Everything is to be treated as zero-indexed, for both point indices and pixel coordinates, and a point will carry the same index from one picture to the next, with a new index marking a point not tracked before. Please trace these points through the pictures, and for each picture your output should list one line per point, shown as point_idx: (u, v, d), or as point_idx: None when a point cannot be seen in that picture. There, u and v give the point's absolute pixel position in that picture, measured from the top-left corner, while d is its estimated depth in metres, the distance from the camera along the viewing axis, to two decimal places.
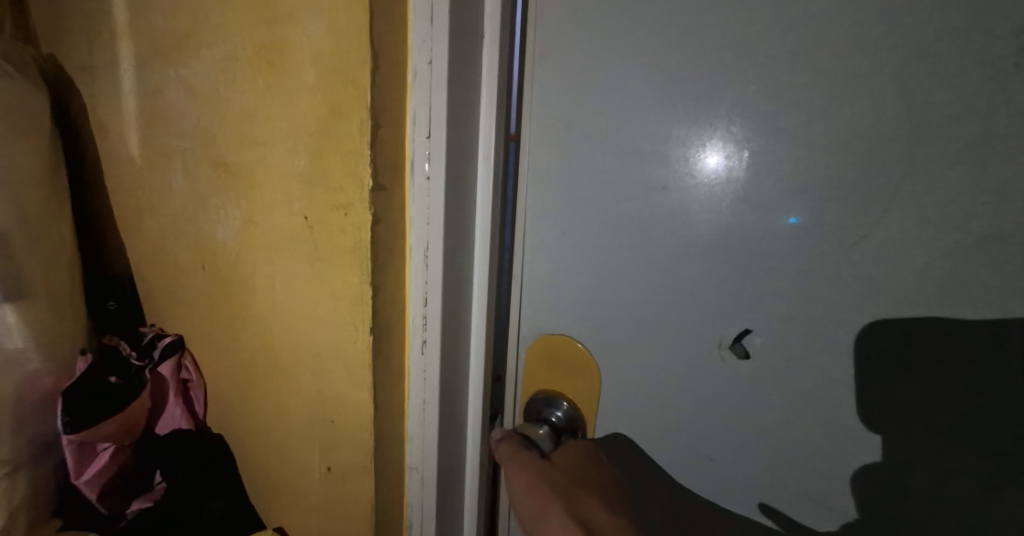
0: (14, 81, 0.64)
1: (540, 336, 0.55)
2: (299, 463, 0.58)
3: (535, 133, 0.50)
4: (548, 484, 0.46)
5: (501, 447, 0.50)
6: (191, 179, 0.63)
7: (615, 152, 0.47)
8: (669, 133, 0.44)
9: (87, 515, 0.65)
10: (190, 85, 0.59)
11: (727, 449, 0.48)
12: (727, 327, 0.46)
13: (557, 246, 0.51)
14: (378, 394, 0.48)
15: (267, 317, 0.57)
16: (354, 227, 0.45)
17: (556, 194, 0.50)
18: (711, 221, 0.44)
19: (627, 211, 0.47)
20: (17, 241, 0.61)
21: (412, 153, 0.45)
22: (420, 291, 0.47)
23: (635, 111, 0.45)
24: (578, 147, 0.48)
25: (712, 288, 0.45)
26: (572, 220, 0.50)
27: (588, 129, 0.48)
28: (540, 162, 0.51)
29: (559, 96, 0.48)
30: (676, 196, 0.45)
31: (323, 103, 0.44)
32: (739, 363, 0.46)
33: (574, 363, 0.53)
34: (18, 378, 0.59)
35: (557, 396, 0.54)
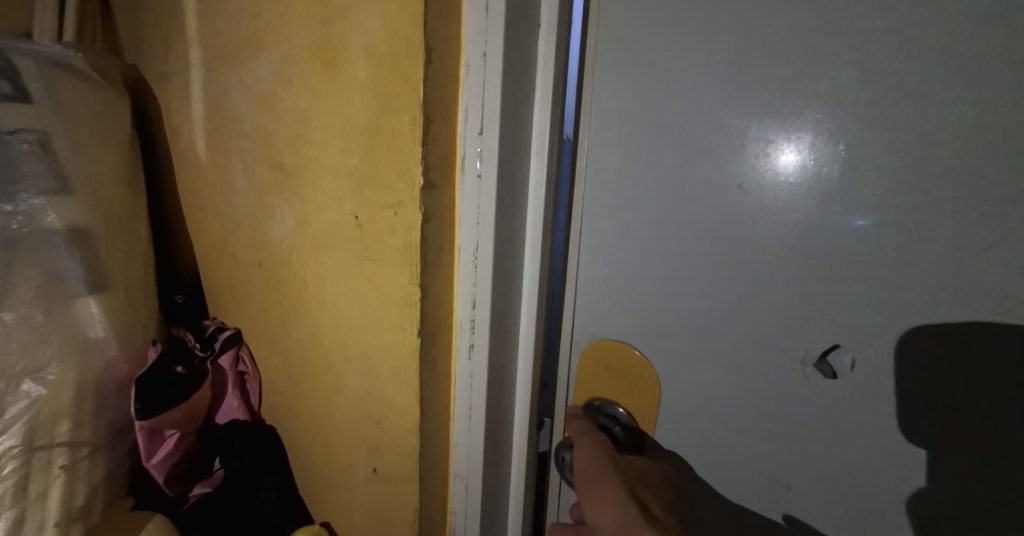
0: (99, 89, 0.69)
1: (593, 342, 0.52)
2: (346, 461, 0.58)
3: (595, 127, 0.47)
4: (613, 466, 0.43)
5: (573, 423, 0.49)
6: (251, 178, 0.65)
7: (683, 148, 0.43)
8: (744, 126, 0.40)
9: (154, 496, 0.68)
10: (252, 87, 0.60)
11: (804, 478, 0.43)
12: (809, 341, 0.40)
13: (615, 248, 0.48)
14: (424, 397, 0.47)
15: (319, 314, 0.57)
16: (403, 227, 0.44)
17: (616, 193, 0.47)
18: (792, 222, 0.40)
19: (695, 210, 0.43)
20: (100, 237, 0.65)
21: (463, 150, 0.43)
22: (468, 293, 0.46)
23: (706, 102, 0.41)
24: (641, 143, 0.45)
25: (790, 297, 0.41)
26: (633, 220, 0.47)
27: (653, 123, 0.44)
28: (599, 159, 0.48)
29: (622, 88, 0.45)
30: (752, 196, 0.41)
31: (376, 100, 0.44)
32: (822, 383, 0.41)
33: (630, 372, 0.50)
34: (100, 364, 0.62)
35: (612, 405, 0.51)
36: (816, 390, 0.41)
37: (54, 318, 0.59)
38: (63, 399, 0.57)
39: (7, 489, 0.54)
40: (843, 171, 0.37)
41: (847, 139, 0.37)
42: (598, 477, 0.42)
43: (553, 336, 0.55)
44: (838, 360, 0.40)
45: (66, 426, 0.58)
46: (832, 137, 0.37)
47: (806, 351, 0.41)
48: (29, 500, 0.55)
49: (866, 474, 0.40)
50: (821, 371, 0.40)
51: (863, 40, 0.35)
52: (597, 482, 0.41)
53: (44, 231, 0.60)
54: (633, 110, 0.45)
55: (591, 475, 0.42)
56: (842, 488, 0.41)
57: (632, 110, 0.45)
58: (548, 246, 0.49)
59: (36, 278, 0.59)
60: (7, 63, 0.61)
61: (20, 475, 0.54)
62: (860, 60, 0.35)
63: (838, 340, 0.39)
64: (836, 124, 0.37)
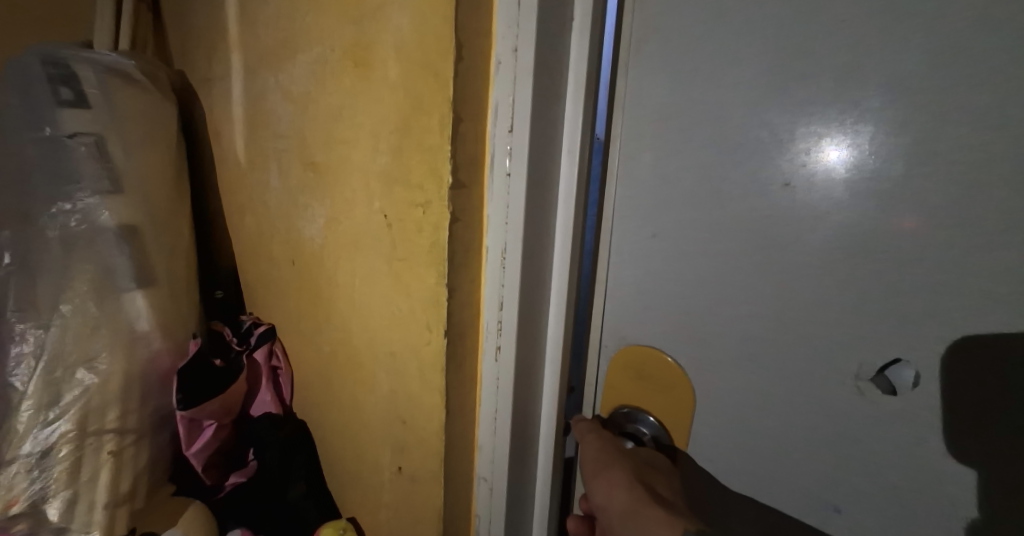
0: (148, 93, 0.72)
1: (622, 347, 0.50)
2: (373, 458, 0.58)
3: (628, 124, 0.46)
4: (623, 453, 0.45)
5: (579, 423, 0.50)
6: (285, 178, 0.66)
7: (723, 145, 0.41)
8: (792, 121, 0.38)
9: (193, 484, 0.70)
10: (287, 90, 0.62)
11: (852, 499, 0.40)
12: (862, 353, 0.38)
13: (648, 249, 0.46)
14: (450, 399, 0.47)
15: (348, 312, 0.58)
16: (431, 226, 0.44)
17: (650, 192, 0.45)
18: (843, 224, 0.37)
19: (735, 211, 0.41)
20: (148, 234, 0.67)
21: (492, 149, 0.43)
22: (495, 294, 0.45)
23: (749, 96, 0.39)
24: (678, 140, 0.43)
25: (839, 305, 0.38)
26: (667, 221, 0.45)
27: (690, 119, 0.42)
28: (632, 157, 0.46)
29: (658, 82, 0.43)
30: (799, 195, 0.38)
31: (406, 98, 0.44)
32: (876, 399, 0.38)
33: (663, 378, 0.48)
34: (145, 356, 0.63)
35: (642, 413, 0.49)
36: (869, 406, 0.38)
37: (105, 311, 0.61)
38: (111, 389, 0.60)
39: (62, 471, 0.56)
40: (902, 169, 0.34)
41: (908, 134, 0.34)
42: (607, 464, 0.43)
43: (582, 340, 0.54)
44: (896, 373, 0.37)
45: (114, 414, 0.59)
46: (890, 132, 0.34)
47: (858, 364, 0.38)
48: (81, 483, 0.57)
49: (924, 499, 0.37)
50: (876, 385, 0.37)
51: (928, 26, 0.32)
52: (605, 467, 0.43)
53: (98, 228, 0.62)
54: (669, 106, 0.43)
55: (600, 461, 0.44)
56: (895, 511, 0.38)
57: (668, 106, 0.43)
58: (577, 248, 0.48)
59: (90, 273, 0.61)
60: (69, 71, 0.66)
61: (74, 459, 0.57)
62: (926, 47, 0.33)
63: (896, 353, 0.36)
64: (896, 118, 0.34)
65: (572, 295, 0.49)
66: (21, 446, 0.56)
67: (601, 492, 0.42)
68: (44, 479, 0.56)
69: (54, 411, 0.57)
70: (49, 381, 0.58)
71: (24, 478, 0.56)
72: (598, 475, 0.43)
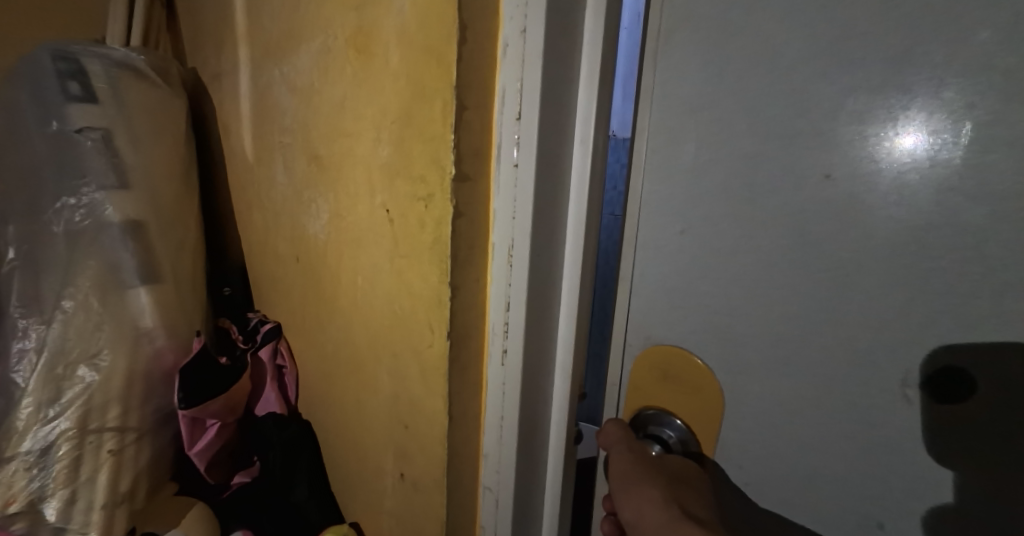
0: (157, 87, 0.71)
1: (647, 346, 0.46)
2: (376, 463, 0.56)
3: (658, 114, 0.41)
4: (655, 469, 0.41)
5: (608, 428, 0.46)
6: (290, 173, 0.64)
7: (758, 134, 0.37)
8: (838, 105, 0.34)
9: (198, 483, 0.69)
10: (292, 82, 0.60)
11: (904, 520, 0.36)
12: (916, 356, 0.34)
13: (674, 248, 0.43)
14: (453, 405, 0.44)
15: (351, 312, 0.56)
16: (434, 221, 0.41)
17: (680, 186, 0.41)
18: (889, 218, 0.33)
19: (769, 206, 0.37)
20: (153, 230, 0.65)
21: (499, 138, 0.40)
22: (502, 294, 0.43)
23: (780, 79, 0.35)
24: (708, 130, 0.39)
25: (887, 303, 0.34)
26: (698, 216, 0.41)
27: (724, 104, 0.38)
28: (666, 147, 0.41)
29: (689, 65, 0.39)
30: (842, 188, 0.34)
31: (408, 85, 0.41)
32: (935, 408, 0.34)
33: (689, 381, 0.44)
34: (148, 353, 0.62)
35: (669, 415, 0.46)
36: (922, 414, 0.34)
37: (109, 309, 0.60)
38: (113, 386, 0.58)
39: (61, 469, 0.55)
40: (968, 153, 0.30)
41: (966, 113, 0.30)
42: (635, 476, 0.40)
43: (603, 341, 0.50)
44: (956, 380, 0.33)
45: (115, 411, 0.59)
46: (945, 113, 0.31)
47: (908, 369, 0.34)
48: (79, 482, 0.56)
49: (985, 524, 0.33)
50: (927, 395, 0.34)
51: None
52: (633, 479, 0.40)
53: (102, 223, 0.61)
54: (704, 94, 0.39)
55: (628, 475, 0.41)
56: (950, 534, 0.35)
57: (701, 93, 0.39)
58: (592, 244, 0.45)
59: (94, 269, 0.60)
60: (77, 66, 0.64)
61: (73, 457, 0.56)
62: (997, 21, 0.28)
63: (955, 360, 0.32)
64: (955, 97, 0.30)
65: (587, 295, 0.46)
66: (21, 443, 0.56)
67: (631, 506, 0.39)
68: (43, 477, 0.55)
69: (55, 408, 0.56)
70: (50, 377, 0.57)
71: (24, 475, 0.55)
72: (627, 488, 0.40)
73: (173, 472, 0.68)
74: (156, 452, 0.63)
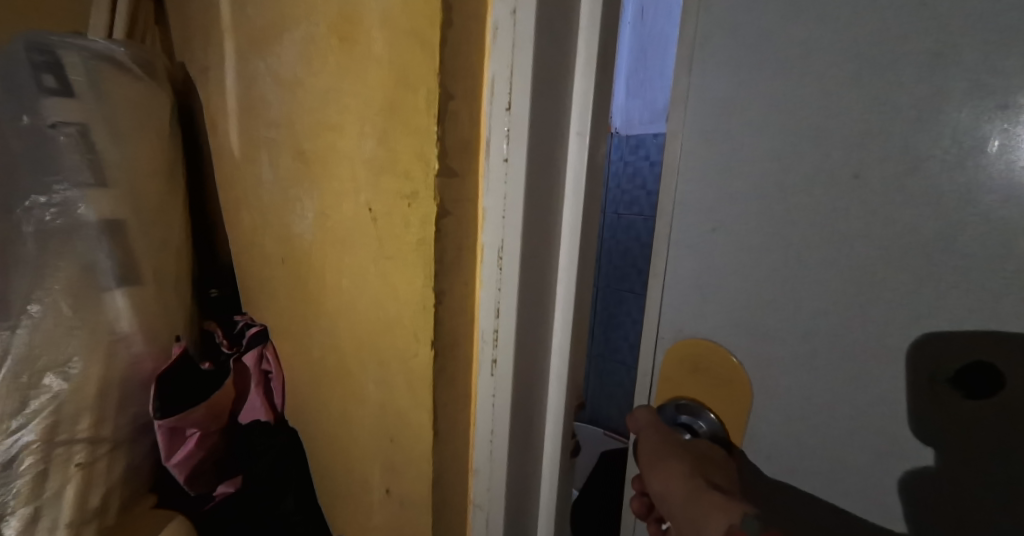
0: (139, 81, 0.68)
1: (678, 341, 0.40)
2: (361, 477, 0.53)
3: (694, 116, 0.36)
4: (686, 449, 0.38)
5: (639, 415, 0.41)
6: (276, 170, 0.61)
7: (803, 122, 0.32)
8: (876, 91, 0.29)
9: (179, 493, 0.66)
10: (276, 74, 0.57)
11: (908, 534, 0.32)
12: (945, 353, 0.29)
13: (711, 250, 0.37)
14: (440, 419, 0.41)
15: (337, 317, 0.53)
16: (418, 220, 0.38)
17: (715, 183, 0.36)
18: (923, 218, 0.29)
19: (801, 206, 0.33)
20: (133, 229, 0.62)
21: (490, 131, 0.37)
22: (492, 299, 0.40)
23: (809, 69, 0.31)
24: (748, 120, 0.34)
25: (921, 305, 0.29)
26: (736, 214, 0.35)
27: (756, 100, 0.33)
28: (702, 149, 0.36)
29: (721, 67, 0.35)
30: (877, 188, 0.30)
31: (391, 73, 0.38)
32: (952, 407, 0.29)
33: (720, 378, 0.38)
34: (125, 360, 0.59)
35: (702, 408, 0.40)
36: (942, 413, 0.30)
37: (83, 313, 0.57)
38: (86, 395, 0.56)
39: (24, 484, 0.53)
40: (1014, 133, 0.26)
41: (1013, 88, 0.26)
42: (663, 452, 0.38)
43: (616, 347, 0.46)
44: (981, 376, 0.28)
45: (88, 421, 0.56)
46: (990, 100, 0.26)
47: (936, 369, 0.29)
48: (44, 498, 0.53)
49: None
50: (944, 392, 0.29)
51: None
52: (661, 456, 0.37)
53: (77, 223, 0.58)
54: (736, 93, 0.34)
55: (659, 457, 0.37)
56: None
57: (732, 96, 0.34)
58: (591, 243, 0.41)
59: (68, 272, 0.57)
60: (53, 58, 0.61)
61: (38, 471, 0.53)
62: None
63: (984, 354, 0.28)
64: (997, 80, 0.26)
65: (584, 300, 0.43)
66: None
67: (659, 481, 0.37)
68: (4, 493, 0.52)
69: (18, 420, 0.53)
70: (14, 387, 0.54)
71: None
72: (654, 464, 0.37)
73: (153, 483, 0.65)
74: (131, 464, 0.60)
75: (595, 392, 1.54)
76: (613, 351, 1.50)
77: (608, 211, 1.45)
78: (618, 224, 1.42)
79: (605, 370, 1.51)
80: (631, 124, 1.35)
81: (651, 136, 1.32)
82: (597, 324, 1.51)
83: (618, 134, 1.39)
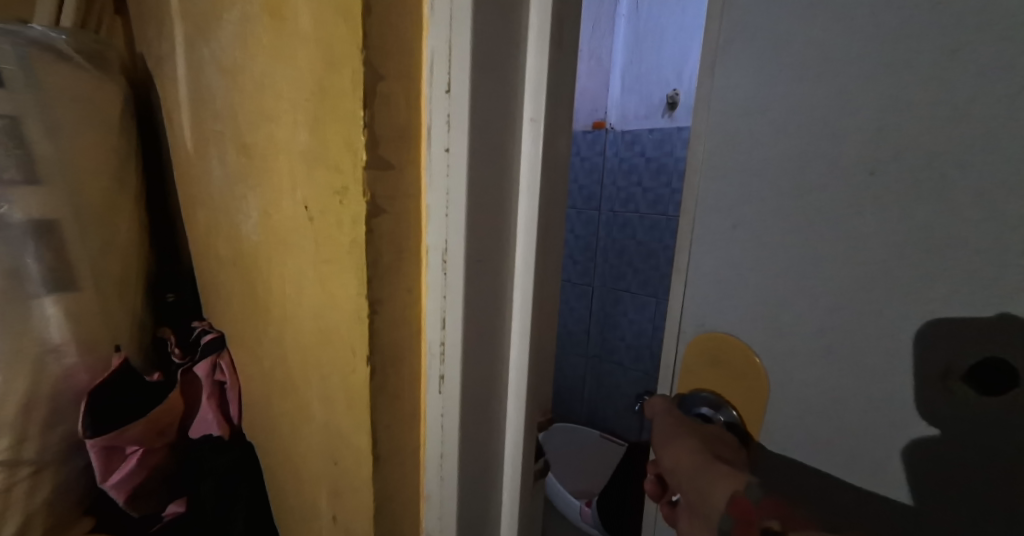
0: (87, 72, 0.63)
1: (699, 336, 0.34)
2: (310, 499, 0.49)
3: (721, 108, 0.30)
4: (702, 432, 0.32)
5: (653, 402, 0.36)
6: (224, 164, 0.57)
7: (840, 103, 0.26)
8: (887, 69, 0.24)
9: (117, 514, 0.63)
10: (219, 60, 0.52)
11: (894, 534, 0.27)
12: (954, 349, 0.24)
13: (738, 249, 0.31)
14: (379, 444, 0.37)
15: (282, 325, 0.48)
16: (350, 219, 0.33)
17: (734, 180, 0.30)
18: (928, 217, 0.24)
19: (819, 205, 0.27)
20: (68, 231, 0.58)
21: (429, 116, 0.33)
22: (437, 308, 0.35)
23: (820, 62, 0.26)
24: (775, 104, 0.28)
25: (932, 302, 0.24)
26: (761, 210, 0.29)
27: (780, 78, 0.28)
28: (725, 151, 0.30)
29: (743, 59, 0.29)
30: (892, 187, 0.25)
31: (318, 52, 0.33)
32: (969, 414, 0.24)
33: (741, 376, 0.32)
34: (56, 373, 0.56)
35: (725, 403, 0.33)
36: (957, 421, 0.24)
37: (9, 321, 0.54)
38: (7, 412, 0.53)
39: None
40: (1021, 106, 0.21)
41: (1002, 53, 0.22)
42: (673, 433, 0.32)
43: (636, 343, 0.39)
44: (997, 372, 0.23)
45: (7, 440, 0.53)
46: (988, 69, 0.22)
47: (946, 370, 0.24)
48: None
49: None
50: (959, 398, 0.24)
51: None
52: (670, 435, 0.32)
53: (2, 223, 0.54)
54: (761, 88, 0.29)
55: (669, 438, 0.32)
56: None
57: (756, 83, 0.29)
58: (549, 245, 0.37)
59: None
60: None
61: None
62: None
63: (998, 349, 0.23)
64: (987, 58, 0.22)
65: (545, 310, 0.38)
66: None
67: (667, 456, 0.31)
68: None
69: None
70: None
71: None
72: (666, 439, 0.32)
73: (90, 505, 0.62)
74: (58, 486, 0.58)
75: (592, 394, 1.49)
76: (610, 352, 1.44)
77: (604, 208, 1.39)
78: (614, 221, 1.37)
79: (603, 372, 1.46)
80: (627, 119, 1.33)
81: (647, 130, 1.27)
82: (594, 324, 1.46)
83: (614, 129, 1.34)
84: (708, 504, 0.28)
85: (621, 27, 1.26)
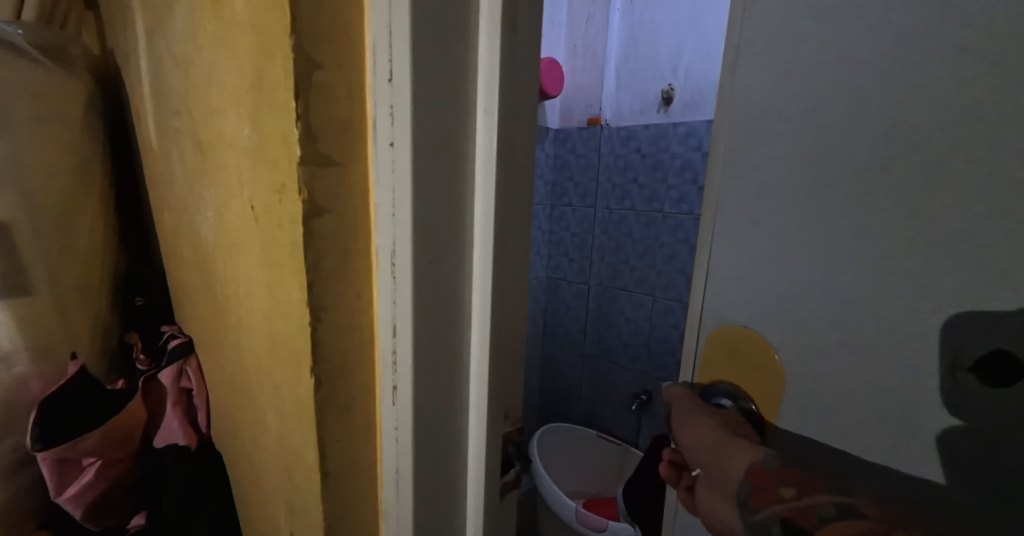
0: (46, 69, 0.60)
1: (716, 331, 0.33)
2: (270, 515, 0.46)
3: (742, 105, 0.29)
4: (720, 413, 0.32)
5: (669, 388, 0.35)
6: (184, 162, 0.54)
7: (858, 97, 0.25)
8: (898, 64, 0.24)
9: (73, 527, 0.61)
10: (173, 53, 0.50)
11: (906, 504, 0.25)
12: (958, 340, 0.23)
13: (755, 245, 0.30)
14: (328, 458, 0.34)
15: (239, 331, 0.46)
16: (288, 220, 0.31)
17: (755, 175, 0.29)
18: (935, 214, 0.23)
19: (833, 201, 0.26)
20: (20, 234, 0.57)
21: (374, 108, 0.30)
22: (387, 314, 0.33)
23: (835, 57, 0.26)
24: (797, 99, 0.27)
25: (939, 298, 0.23)
26: (777, 204, 0.29)
27: (795, 74, 0.27)
28: (741, 144, 0.30)
29: (760, 60, 0.29)
30: (902, 184, 0.24)
31: (254, 40, 0.31)
32: (971, 407, 0.23)
33: (760, 370, 0.31)
34: (7, 382, 0.55)
35: (743, 396, 0.32)
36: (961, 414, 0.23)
37: None
38: None
39: None
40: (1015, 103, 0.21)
41: None
42: (691, 414, 0.32)
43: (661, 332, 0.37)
44: (1004, 365, 0.22)
45: None
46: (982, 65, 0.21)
47: (952, 362, 0.23)
48: None
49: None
50: (964, 390, 0.23)
51: None
52: (686, 416, 0.32)
53: None
54: (782, 92, 0.28)
55: (687, 418, 0.32)
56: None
57: (781, 80, 0.28)
58: (510, 246, 0.34)
59: None
60: None
61: None
62: None
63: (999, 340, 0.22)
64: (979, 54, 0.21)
65: (509, 315, 0.35)
66: None
67: (684, 434, 0.32)
68: None
69: None
70: None
71: None
72: (684, 418, 0.32)
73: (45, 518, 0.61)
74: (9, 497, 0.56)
75: (590, 394, 1.46)
76: (607, 351, 1.42)
77: (599, 206, 1.36)
78: (610, 218, 1.35)
79: (600, 371, 1.43)
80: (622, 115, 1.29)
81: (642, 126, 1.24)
82: (591, 323, 1.43)
83: (608, 125, 1.31)
84: (725, 476, 0.29)
85: (616, 21, 1.24)
